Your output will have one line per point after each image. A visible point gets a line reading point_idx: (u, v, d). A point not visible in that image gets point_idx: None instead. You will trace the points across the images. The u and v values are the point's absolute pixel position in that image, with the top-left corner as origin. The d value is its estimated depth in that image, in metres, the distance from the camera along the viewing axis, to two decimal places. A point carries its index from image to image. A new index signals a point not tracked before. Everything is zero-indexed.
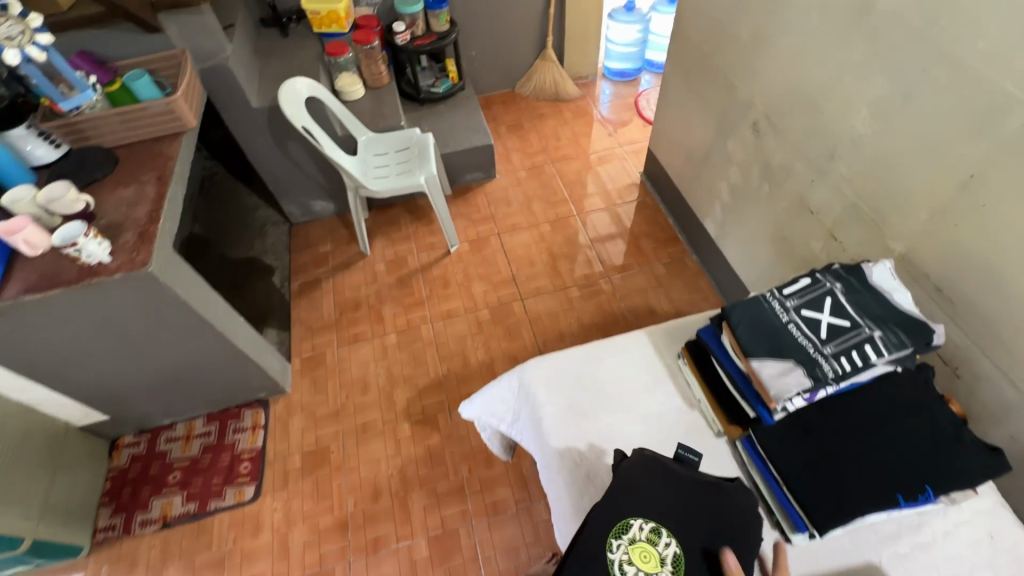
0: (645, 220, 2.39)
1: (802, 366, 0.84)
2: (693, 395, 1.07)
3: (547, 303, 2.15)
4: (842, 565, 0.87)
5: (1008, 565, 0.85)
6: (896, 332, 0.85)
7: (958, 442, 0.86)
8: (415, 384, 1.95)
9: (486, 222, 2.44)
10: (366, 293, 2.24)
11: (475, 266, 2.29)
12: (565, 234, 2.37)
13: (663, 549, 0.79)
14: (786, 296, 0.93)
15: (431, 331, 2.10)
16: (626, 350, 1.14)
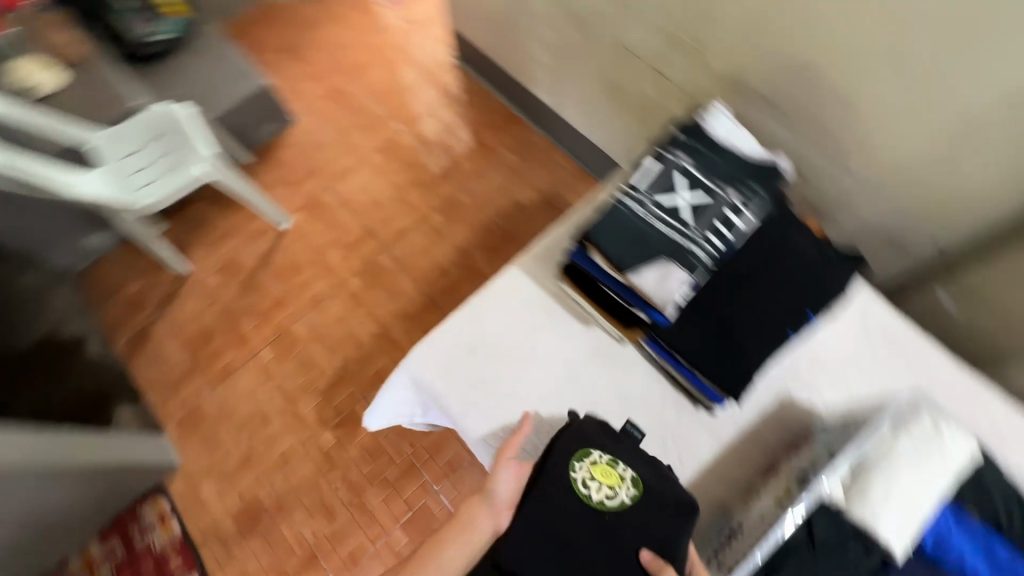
0: (476, 108, 2.14)
1: (678, 262, 0.81)
2: (584, 312, 0.99)
3: (413, 243, 1.94)
4: (758, 413, 0.92)
5: (882, 345, 0.94)
6: (743, 189, 0.87)
7: (821, 258, 0.87)
8: (317, 389, 1.76)
9: (308, 179, 2.07)
10: (211, 317, 1.89)
11: (320, 235, 1.98)
12: (401, 158, 2.09)
13: (624, 470, 0.77)
14: (638, 194, 0.87)
15: (307, 327, 1.85)
16: (505, 296, 1.02)
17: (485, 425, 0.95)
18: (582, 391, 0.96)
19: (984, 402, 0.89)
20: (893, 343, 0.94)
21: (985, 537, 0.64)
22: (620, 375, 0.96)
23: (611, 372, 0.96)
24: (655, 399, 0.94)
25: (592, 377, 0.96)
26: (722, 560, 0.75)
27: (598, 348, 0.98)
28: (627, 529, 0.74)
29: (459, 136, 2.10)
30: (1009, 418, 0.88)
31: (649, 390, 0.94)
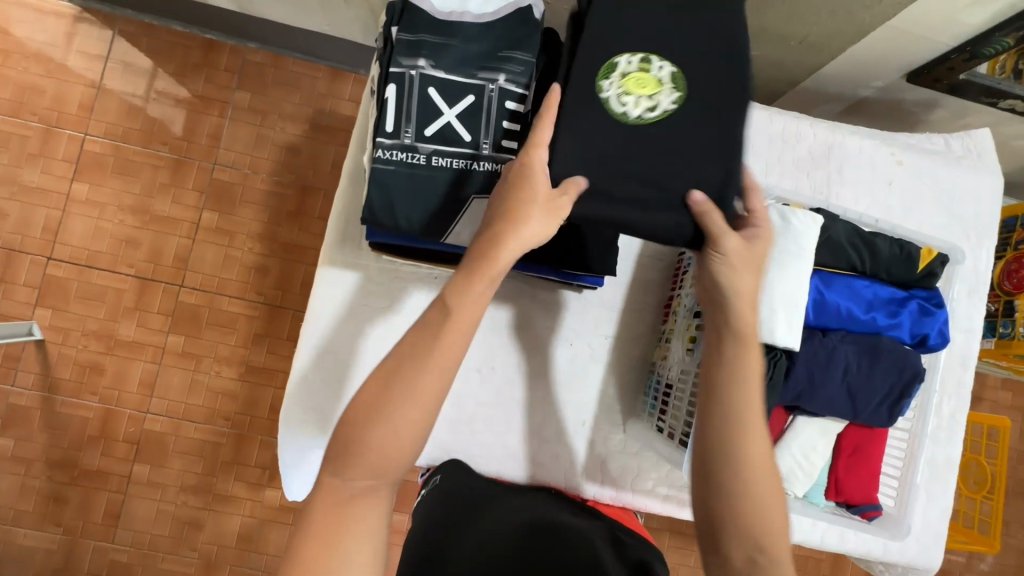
0: (155, 54, 1.56)
1: (487, 195, 0.63)
2: (427, 271, 0.86)
3: (205, 257, 1.56)
4: (632, 259, 0.90)
5: None
6: (512, 57, 0.63)
7: None
8: (226, 462, 1.53)
9: (14, 262, 1.51)
10: (43, 478, 1.49)
11: (90, 315, 1.52)
12: (111, 168, 1.55)
13: (659, 72, 0.59)
14: (393, 130, 0.61)
15: (161, 417, 1.52)
16: (335, 305, 0.85)
17: None
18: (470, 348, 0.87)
19: (794, 128, 0.93)
20: None
21: (848, 283, 0.68)
22: (497, 308, 0.87)
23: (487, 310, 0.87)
24: (540, 310, 0.88)
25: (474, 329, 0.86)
26: (668, 424, 0.78)
27: None
28: (663, 141, 0.58)
29: (161, 102, 1.57)
30: (815, 131, 0.94)
31: (530, 304, 0.88)
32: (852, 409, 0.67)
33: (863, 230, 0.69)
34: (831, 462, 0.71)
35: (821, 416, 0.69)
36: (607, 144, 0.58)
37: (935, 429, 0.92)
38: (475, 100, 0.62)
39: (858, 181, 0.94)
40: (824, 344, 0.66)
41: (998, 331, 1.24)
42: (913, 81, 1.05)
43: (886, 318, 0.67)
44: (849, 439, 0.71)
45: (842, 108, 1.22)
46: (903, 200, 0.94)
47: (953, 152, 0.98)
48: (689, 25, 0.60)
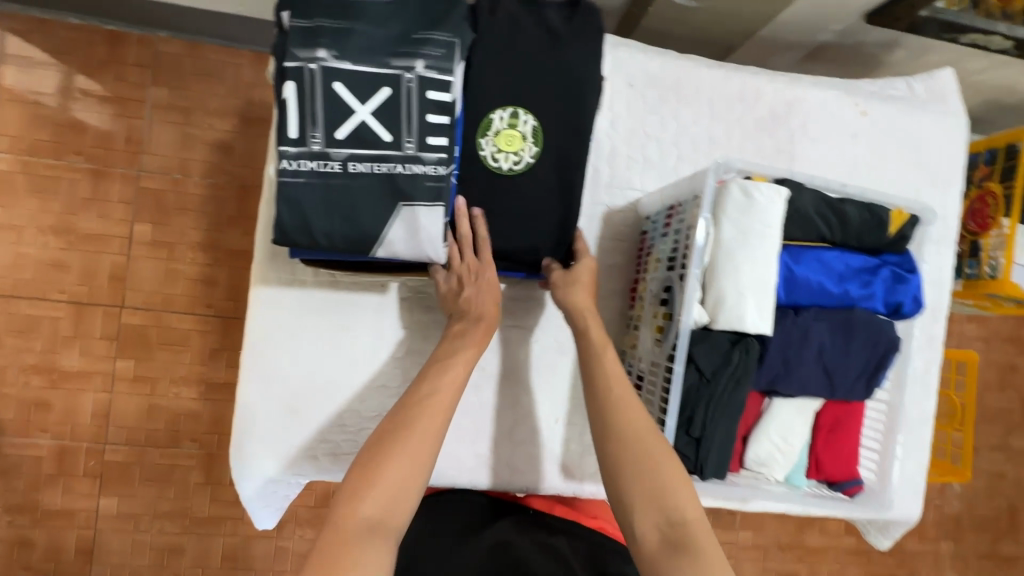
0: (52, 53, 1.39)
1: (416, 200, 0.56)
2: (372, 279, 0.80)
3: (144, 274, 1.44)
4: (593, 244, 0.84)
5: (653, 94, 0.85)
6: (430, 38, 0.54)
7: (563, 56, 0.69)
8: (198, 485, 1.47)
9: None
10: (4, 524, 1.41)
11: (27, 349, 1.41)
12: (23, 187, 1.40)
13: (525, 128, 0.69)
14: (299, 136, 0.53)
15: (121, 446, 1.44)
16: (278, 328, 0.78)
17: None
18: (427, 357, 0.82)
19: (752, 86, 0.87)
20: (664, 86, 0.85)
21: (818, 256, 0.63)
22: None
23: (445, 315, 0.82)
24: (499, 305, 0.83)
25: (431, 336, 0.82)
26: None
27: (413, 301, 0.82)
28: (527, 190, 0.71)
29: (68, 107, 1.40)
30: (774, 88, 0.88)
31: None
32: (829, 387, 0.64)
33: (831, 197, 0.64)
34: (811, 441, 0.69)
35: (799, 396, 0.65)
36: (473, 188, 0.70)
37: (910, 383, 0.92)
38: (391, 93, 0.54)
39: (822, 136, 0.89)
40: (798, 323, 0.62)
41: (964, 272, 1.24)
42: (874, 21, 0.99)
43: (860, 289, 0.64)
44: (828, 416, 0.68)
45: (801, 56, 1.16)
46: (870, 153, 0.90)
47: (918, 97, 0.93)
48: (565, 62, 0.69)
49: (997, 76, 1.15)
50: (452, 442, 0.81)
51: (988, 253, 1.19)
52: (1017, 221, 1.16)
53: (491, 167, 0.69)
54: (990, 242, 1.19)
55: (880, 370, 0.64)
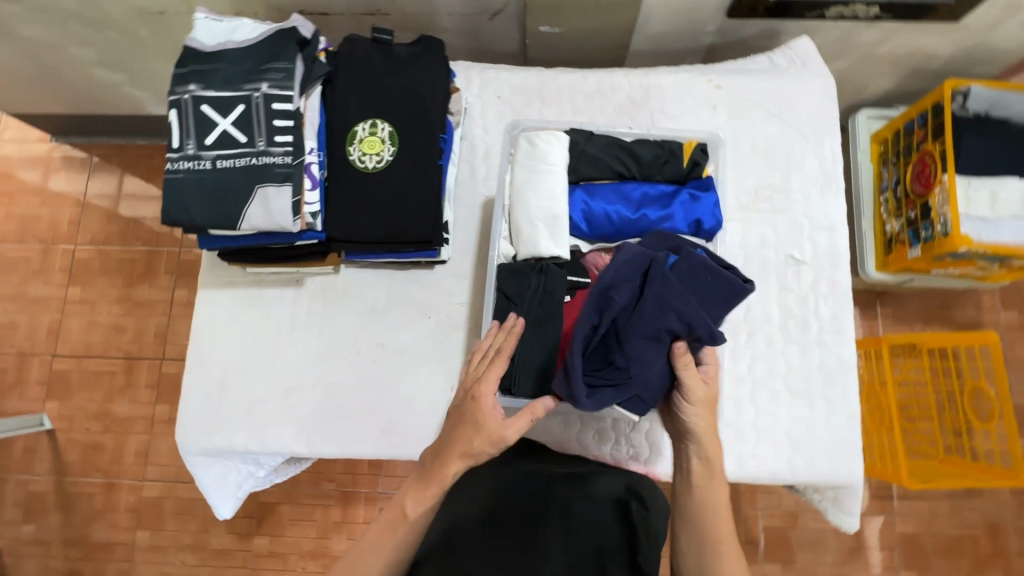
0: (123, 166, 1.76)
1: (267, 181, 0.73)
2: (288, 274, 0.95)
3: (181, 331, 1.67)
4: (476, 229, 0.96)
5: (521, 100, 1.00)
6: (273, 67, 0.75)
7: (411, 74, 0.87)
8: (217, 517, 1.58)
9: (24, 364, 1.67)
10: (61, 556, 1.58)
11: (89, 401, 1.65)
12: (95, 269, 1.71)
13: (383, 135, 0.85)
14: (180, 146, 0.74)
15: (156, 482, 1.60)
16: (214, 320, 0.95)
17: (282, 434, 0.91)
18: (336, 339, 0.93)
19: (608, 81, 0.99)
20: (528, 93, 1.00)
21: (615, 188, 0.71)
22: (356, 294, 0.95)
23: (349, 300, 0.95)
24: (398, 289, 0.95)
25: (339, 319, 0.94)
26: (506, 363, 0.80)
27: (323, 290, 0.95)
28: (394, 180, 0.85)
29: (131, 203, 1.74)
30: (630, 79, 0.99)
31: (388, 288, 0.95)
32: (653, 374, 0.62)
33: (625, 142, 0.73)
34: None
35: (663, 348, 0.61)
36: (348, 182, 0.84)
37: (819, 333, 0.89)
38: (244, 108, 0.74)
39: (681, 112, 0.97)
40: (601, 250, 0.72)
41: (921, 236, 1.18)
42: (736, 16, 1.06)
43: (658, 211, 0.69)
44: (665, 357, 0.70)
45: (700, 59, 1.24)
46: (730, 119, 0.97)
47: (779, 67, 0.99)
48: (411, 79, 0.87)
49: (907, 40, 1.14)
50: (357, 414, 0.91)
51: (937, 212, 1.13)
52: (957, 175, 1.10)
53: (360, 168, 0.84)
54: (938, 200, 1.13)
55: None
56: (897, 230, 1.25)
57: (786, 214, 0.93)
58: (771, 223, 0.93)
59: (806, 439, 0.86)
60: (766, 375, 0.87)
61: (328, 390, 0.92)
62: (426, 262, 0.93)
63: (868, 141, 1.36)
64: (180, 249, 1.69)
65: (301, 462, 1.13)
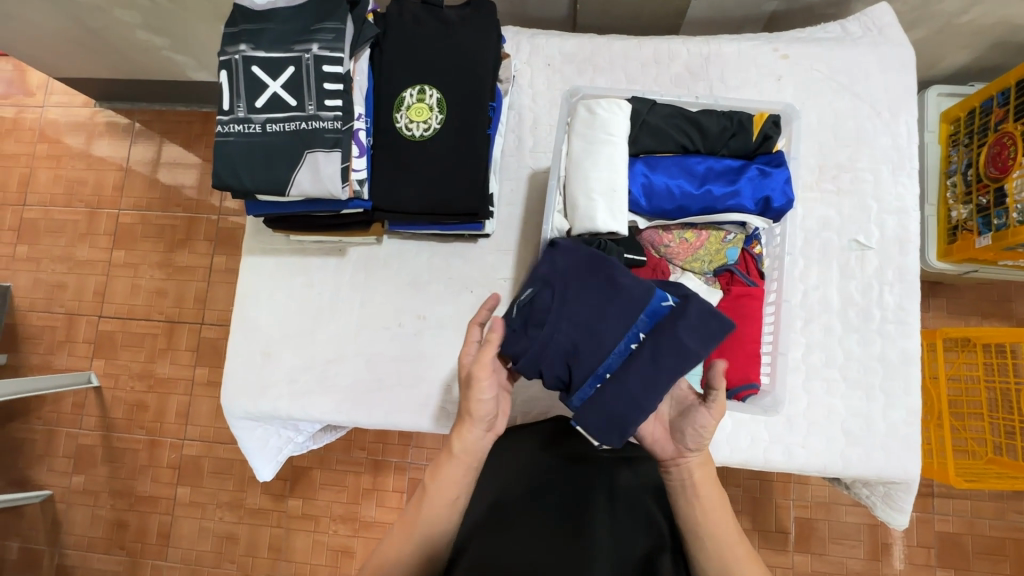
0: (164, 132, 1.77)
1: (316, 147, 0.71)
2: (331, 243, 0.95)
3: (219, 297, 1.70)
4: (521, 203, 0.93)
5: (571, 69, 0.96)
6: (323, 27, 0.73)
7: (461, 37, 0.83)
8: (252, 478, 1.63)
9: (73, 323, 1.74)
10: (108, 506, 1.66)
11: (133, 360, 1.71)
12: (139, 234, 1.75)
13: (432, 101, 0.82)
14: (230, 108, 0.73)
15: (196, 442, 1.66)
16: (259, 286, 0.95)
17: (322, 402, 0.91)
18: (378, 310, 0.93)
19: (666, 49, 0.94)
20: (580, 62, 0.95)
21: (678, 162, 0.68)
22: (398, 266, 0.94)
23: (391, 271, 0.94)
24: (441, 262, 0.93)
25: (382, 290, 0.93)
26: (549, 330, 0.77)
27: (366, 260, 0.94)
28: (441, 148, 0.82)
29: (172, 169, 1.76)
30: (690, 47, 0.93)
31: (431, 261, 0.93)
32: (562, 355, 0.60)
33: (690, 113, 0.69)
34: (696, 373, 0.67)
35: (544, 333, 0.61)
36: (395, 150, 0.82)
37: (882, 323, 0.84)
38: (294, 70, 0.72)
39: (743, 84, 0.91)
40: (658, 228, 0.70)
41: (993, 224, 1.10)
42: None
43: (723, 187, 0.66)
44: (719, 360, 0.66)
45: (761, 29, 1.16)
46: (796, 92, 0.91)
47: (852, 36, 0.92)
48: (460, 43, 0.83)
49: (996, 9, 1.04)
50: (397, 385, 0.91)
51: (1015, 198, 1.05)
52: None
53: (407, 136, 0.82)
54: (1016, 186, 1.05)
55: (736, 267, 0.69)
56: (964, 217, 1.18)
57: (853, 195, 0.87)
58: (835, 205, 0.87)
59: (860, 433, 0.82)
60: (821, 365, 0.84)
61: (369, 361, 0.92)
62: (471, 235, 0.91)
63: (938, 121, 1.26)
64: (219, 216, 1.71)
65: (338, 430, 1.15)
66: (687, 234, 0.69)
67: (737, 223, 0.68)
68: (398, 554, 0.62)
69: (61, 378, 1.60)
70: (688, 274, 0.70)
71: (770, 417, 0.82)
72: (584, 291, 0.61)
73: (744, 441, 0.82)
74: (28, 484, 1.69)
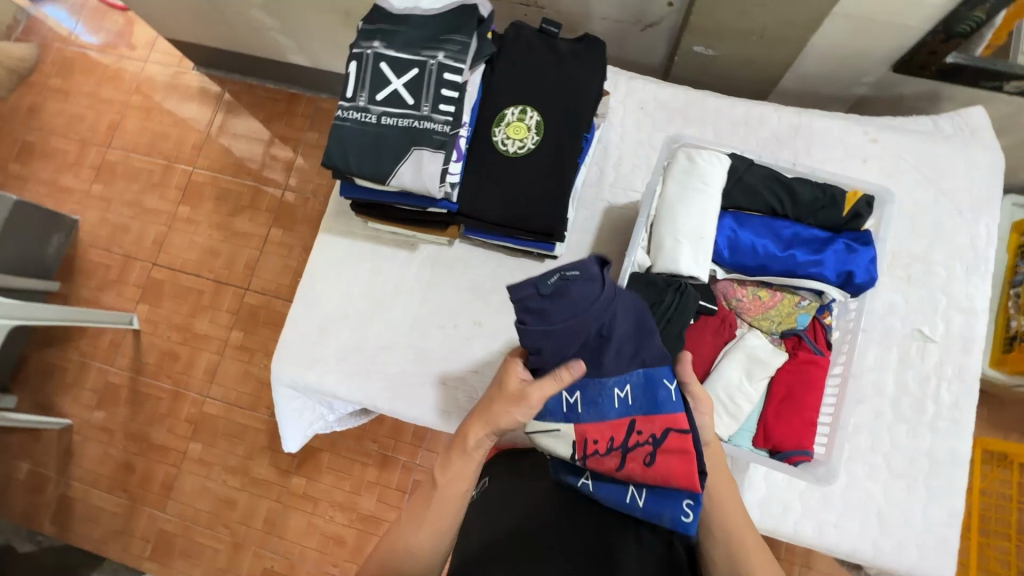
0: (250, 106, 1.87)
1: (423, 146, 0.76)
2: (405, 237, 0.99)
3: (268, 268, 1.75)
4: (592, 233, 0.96)
5: (662, 115, 0.99)
6: (451, 39, 0.78)
7: (569, 69, 0.88)
8: (261, 448, 1.65)
9: (128, 265, 1.81)
10: (120, 447, 1.70)
11: (176, 312, 1.77)
12: (207, 195, 1.83)
13: (531, 122, 0.86)
14: (352, 96, 0.78)
15: (217, 401, 1.69)
16: (329, 263, 0.99)
17: (366, 386, 0.94)
18: (437, 308, 0.96)
19: (757, 113, 0.97)
20: (672, 110, 0.99)
21: (765, 223, 0.70)
22: (464, 271, 0.97)
23: (456, 274, 0.97)
24: (505, 274, 0.96)
25: (445, 290, 0.97)
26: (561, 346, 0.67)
27: (435, 258, 0.98)
28: (532, 167, 0.85)
29: (249, 141, 1.84)
30: (781, 115, 0.96)
31: (495, 270, 0.96)
32: (573, 345, 0.60)
33: (785, 178, 0.72)
34: (653, 463, 0.60)
35: (565, 325, 0.58)
36: (489, 161, 0.86)
37: (934, 419, 0.83)
38: (418, 72, 0.77)
39: (829, 159, 0.94)
40: (733, 282, 0.73)
41: None
42: (901, 71, 1.01)
43: (807, 254, 0.68)
44: (678, 438, 0.60)
45: (846, 109, 1.19)
46: (880, 176, 0.92)
47: (943, 132, 0.94)
48: (567, 73, 0.87)
49: None
50: (441, 383, 0.93)
51: None
52: None
53: (502, 150, 0.86)
54: None
55: (806, 333, 0.70)
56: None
57: (923, 287, 0.88)
58: (903, 292, 0.88)
59: (897, 523, 0.80)
60: (865, 447, 0.83)
61: (418, 354, 0.94)
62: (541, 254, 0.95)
63: (1009, 230, 1.25)
64: (283, 191, 1.77)
65: (364, 417, 1.17)
66: (760, 292, 0.72)
67: (814, 291, 0.71)
68: (406, 547, 0.66)
69: (107, 316, 1.66)
70: (756, 330, 0.72)
71: (807, 489, 0.81)
72: (626, 318, 0.61)
73: (776, 507, 0.81)
74: (51, 411, 1.74)
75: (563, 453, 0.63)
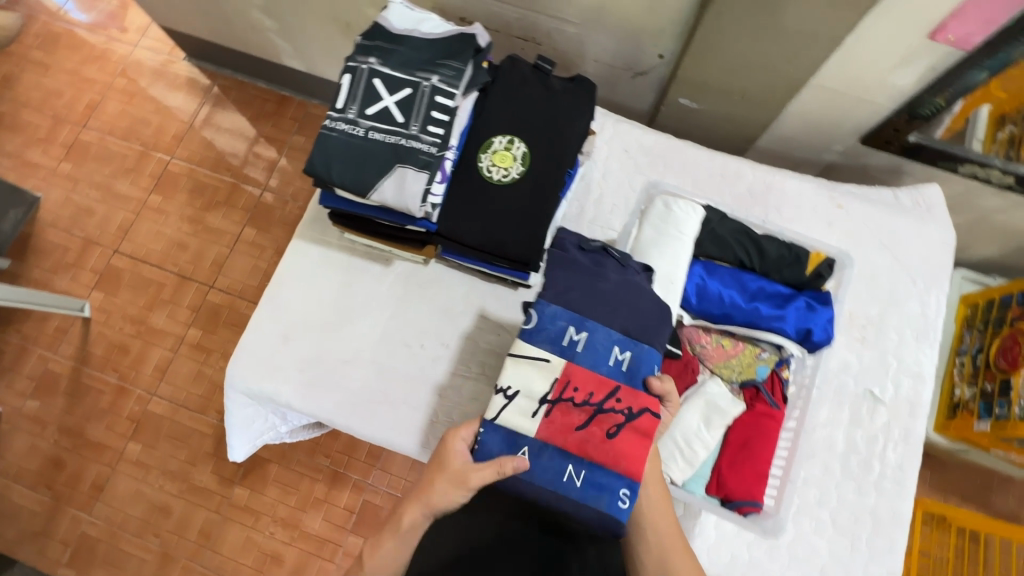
0: (238, 103, 1.85)
1: (407, 164, 0.76)
2: (381, 251, 0.98)
3: (235, 267, 1.70)
4: None
5: (645, 160, 1.02)
6: (447, 64, 0.80)
7: (559, 105, 0.90)
8: (206, 455, 1.57)
9: (87, 249, 1.74)
10: (51, 441, 1.59)
11: (132, 303, 1.69)
12: (182, 186, 1.78)
13: (517, 152, 0.87)
14: (342, 108, 0.79)
15: (164, 401, 1.61)
16: (299, 270, 0.98)
17: (324, 400, 0.91)
18: (406, 326, 0.95)
19: (734, 168, 1.01)
20: (654, 155, 1.02)
21: (733, 274, 0.74)
22: (437, 293, 0.96)
23: (427, 295, 0.96)
24: (477, 298, 0.96)
25: (416, 310, 0.96)
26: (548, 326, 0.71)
27: (408, 275, 0.97)
28: (515, 196, 0.86)
29: (232, 138, 1.82)
30: (756, 171, 1.00)
31: (467, 293, 0.96)
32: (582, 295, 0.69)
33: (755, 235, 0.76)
34: (616, 434, 0.62)
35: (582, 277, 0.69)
36: (471, 185, 0.87)
37: (880, 477, 0.86)
38: (410, 92, 0.78)
39: (798, 218, 0.98)
40: (698, 328, 0.75)
41: (994, 412, 1.13)
42: (868, 144, 1.07)
43: (771, 309, 0.72)
44: (650, 421, 0.63)
45: (816, 173, 1.25)
46: (843, 239, 0.97)
47: (903, 205, 1.00)
48: (556, 109, 0.90)
49: None
50: (402, 405, 0.91)
51: (1019, 393, 1.08)
52: None
53: (485, 176, 0.87)
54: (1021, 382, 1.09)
55: (763, 385, 0.73)
56: (967, 397, 1.22)
57: (876, 349, 0.92)
58: (858, 352, 0.91)
59: None
60: (813, 501, 0.85)
61: (381, 372, 0.93)
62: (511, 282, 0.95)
63: (958, 302, 1.33)
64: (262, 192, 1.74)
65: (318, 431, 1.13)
66: (724, 341, 0.74)
67: (773, 343, 0.73)
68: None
69: (53, 300, 1.56)
70: (717, 378, 0.73)
71: (756, 539, 0.82)
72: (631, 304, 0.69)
73: (724, 556, 0.81)
74: None
75: (538, 388, 0.64)
